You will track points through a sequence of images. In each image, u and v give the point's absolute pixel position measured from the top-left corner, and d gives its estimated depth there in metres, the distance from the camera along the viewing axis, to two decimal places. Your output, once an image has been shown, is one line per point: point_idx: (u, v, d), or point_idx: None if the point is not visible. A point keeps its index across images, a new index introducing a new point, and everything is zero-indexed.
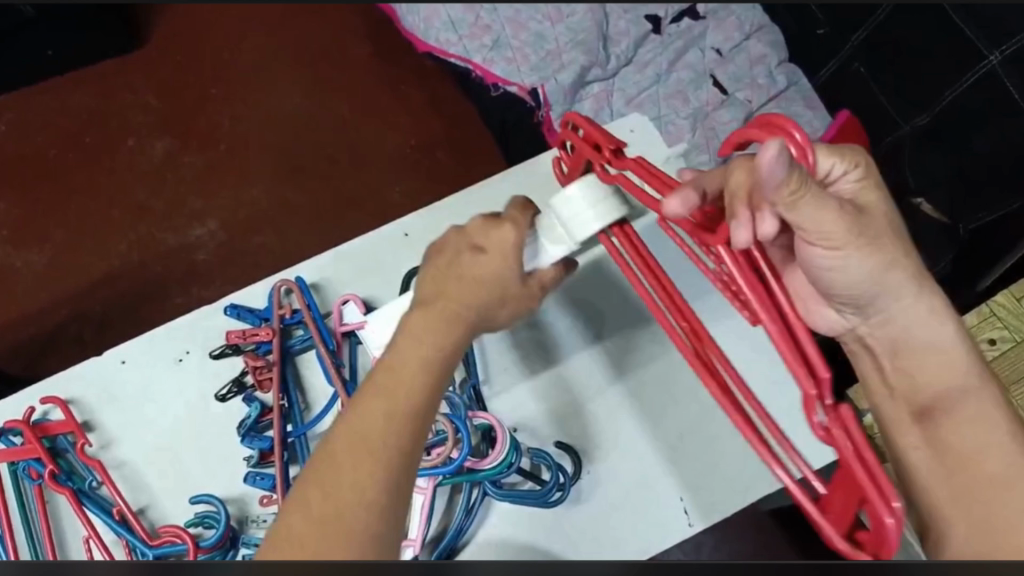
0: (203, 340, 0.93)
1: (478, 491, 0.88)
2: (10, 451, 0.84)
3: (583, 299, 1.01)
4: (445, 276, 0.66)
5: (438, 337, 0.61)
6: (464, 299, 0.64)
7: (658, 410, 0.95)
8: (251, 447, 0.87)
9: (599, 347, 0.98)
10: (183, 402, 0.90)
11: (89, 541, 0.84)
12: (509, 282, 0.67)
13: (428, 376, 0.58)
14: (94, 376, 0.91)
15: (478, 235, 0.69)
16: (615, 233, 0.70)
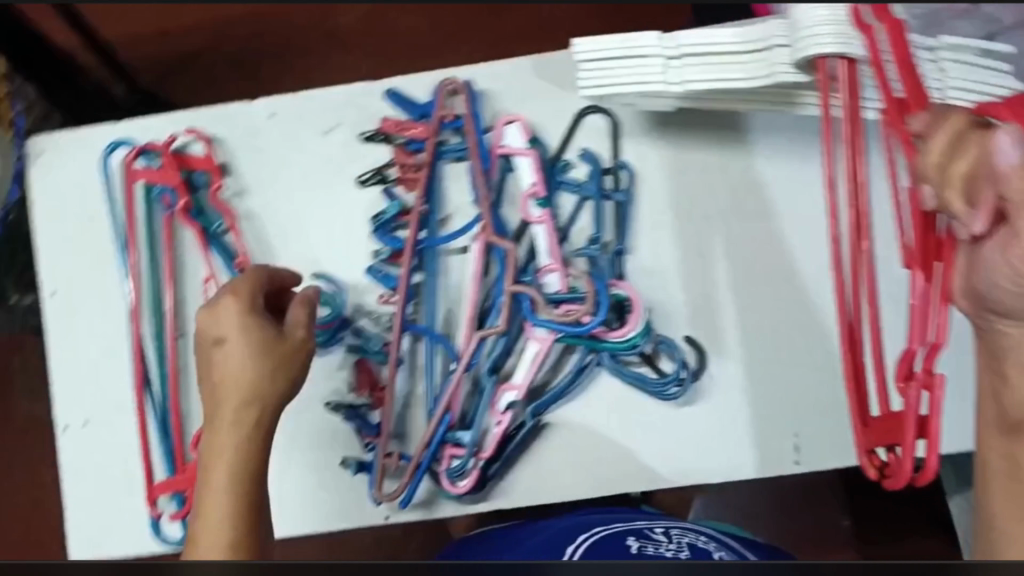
0: (355, 116, 0.85)
1: (593, 358, 0.83)
2: (150, 173, 0.82)
3: (762, 187, 0.86)
4: (209, 383, 0.72)
5: (222, 444, 0.69)
6: (222, 399, 0.71)
7: (792, 318, 0.84)
8: (382, 243, 0.84)
9: (759, 248, 0.85)
10: (321, 176, 0.85)
11: (208, 283, 0.84)
12: (246, 386, 0.71)
13: (240, 436, 0.69)
14: (241, 121, 0.86)
15: (212, 328, 0.73)
16: (841, 65, 0.66)
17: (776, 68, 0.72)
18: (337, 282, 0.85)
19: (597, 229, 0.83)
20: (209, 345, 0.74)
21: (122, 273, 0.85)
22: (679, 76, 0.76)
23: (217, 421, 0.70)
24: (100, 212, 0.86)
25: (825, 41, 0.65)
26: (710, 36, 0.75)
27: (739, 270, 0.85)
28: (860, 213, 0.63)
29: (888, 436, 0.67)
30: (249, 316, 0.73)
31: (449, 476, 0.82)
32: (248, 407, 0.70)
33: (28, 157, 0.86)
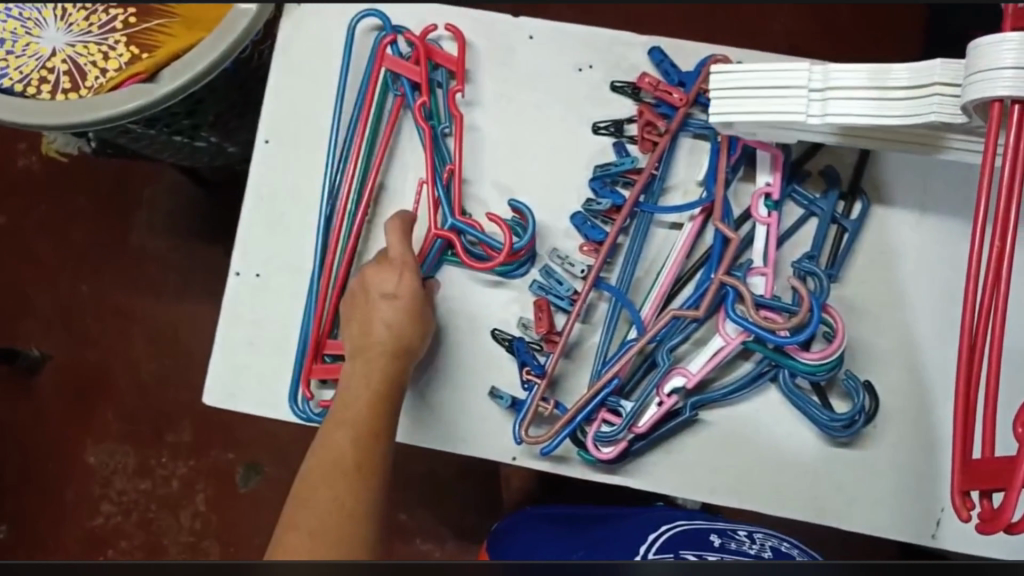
0: (611, 64, 0.85)
1: (771, 371, 0.81)
2: (399, 61, 0.82)
3: (893, 222, 0.84)
4: (363, 326, 0.79)
5: (359, 391, 0.75)
6: (377, 344, 0.77)
7: (909, 372, 0.83)
8: (600, 193, 0.83)
9: (878, 284, 0.84)
10: (557, 110, 0.85)
11: (422, 187, 0.84)
12: (398, 336, 0.77)
13: (371, 397, 0.75)
14: (500, 33, 0.85)
15: (376, 279, 0.79)
16: (1011, 109, 0.53)
17: (931, 107, 0.60)
18: (527, 213, 0.82)
19: (815, 248, 0.82)
20: (372, 297, 0.79)
21: (337, 141, 0.84)
22: (822, 109, 0.65)
23: (357, 374, 0.77)
24: (334, 77, 0.85)
25: (1002, 84, 0.52)
26: (856, 72, 0.63)
27: (860, 302, 0.84)
28: (1005, 250, 0.53)
29: (989, 481, 0.55)
30: (412, 274, 0.79)
31: (596, 440, 0.81)
32: (386, 374, 0.77)
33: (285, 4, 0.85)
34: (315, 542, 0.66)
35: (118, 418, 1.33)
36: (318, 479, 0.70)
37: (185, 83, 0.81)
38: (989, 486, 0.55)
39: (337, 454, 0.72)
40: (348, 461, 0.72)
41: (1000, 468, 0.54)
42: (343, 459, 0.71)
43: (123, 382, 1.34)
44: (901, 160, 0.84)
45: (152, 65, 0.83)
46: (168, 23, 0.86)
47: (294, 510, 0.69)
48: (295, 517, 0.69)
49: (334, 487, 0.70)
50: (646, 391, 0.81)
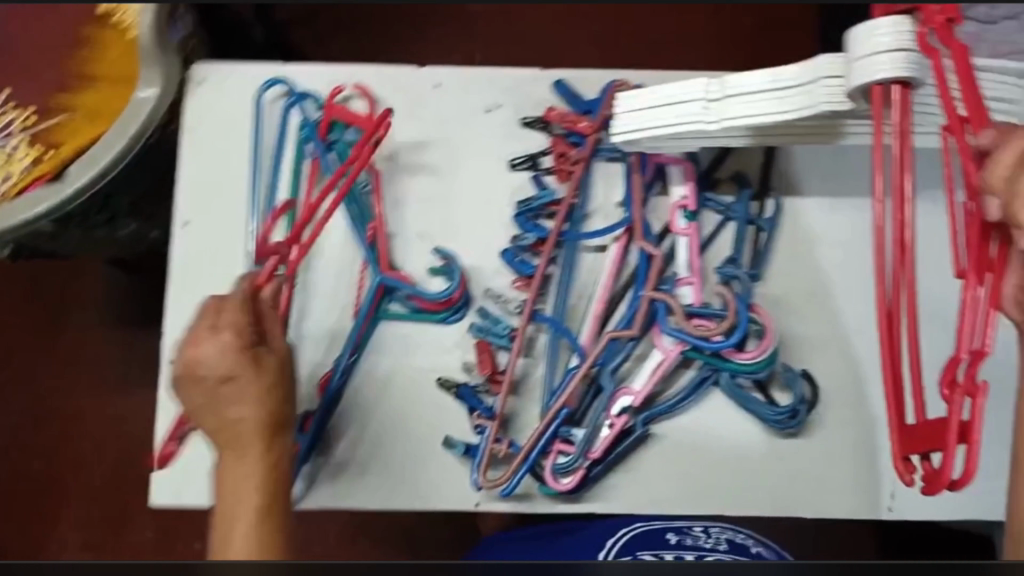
0: (519, 102, 0.87)
1: (713, 376, 0.84)
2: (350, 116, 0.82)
3: (811, 212, 0.88)
4: (216, 411, 0.71)
5: (237, 479, 0.69)
6: (238, 427, 0.70)
7: (840, 355, 0.86)
8: (525, 229, 0.85)
9: (813, 277, 0.87)
10: (469, 153, 0.86)
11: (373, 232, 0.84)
12: (260, 409, 0.71)
13: (252, 476, 0.69)
14: (407, 87, 0.87)
15: (208, 357, 0.71)
16: (894, 93, 0.59)
17: (821, 99, 0.64)
18: (453, 257, 0.84)
19: (735, 252, 0.85)
20: (213, 381, 0.70)
21: (257, 214, 0.84)
22: (720, 114, 0.70)
23: (230, 462, 0.70)
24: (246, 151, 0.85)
25: (884, 66, 0.58)
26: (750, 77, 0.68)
27: (794, 298, 0.87)
28: (905, 231, 0.60)
29: (920, 444, 0.63)
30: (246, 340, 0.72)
31: (554, 471, 0.82)
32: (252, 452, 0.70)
33: (188, 84, 0.85)
34: None
35: (73, 520, 1.28)
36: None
37: (91, 179, 0.80)
38: (923, 447, 0.64)
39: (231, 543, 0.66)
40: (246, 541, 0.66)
41: (933, 430, 0.63)
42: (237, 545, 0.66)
43: (72, 485, 1.29)
44: (804, 153, 0.88)
45: (57, 162, 0.82)
46: (69, 118, 0.86)
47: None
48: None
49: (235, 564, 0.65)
50: (596, 415, 0.83)
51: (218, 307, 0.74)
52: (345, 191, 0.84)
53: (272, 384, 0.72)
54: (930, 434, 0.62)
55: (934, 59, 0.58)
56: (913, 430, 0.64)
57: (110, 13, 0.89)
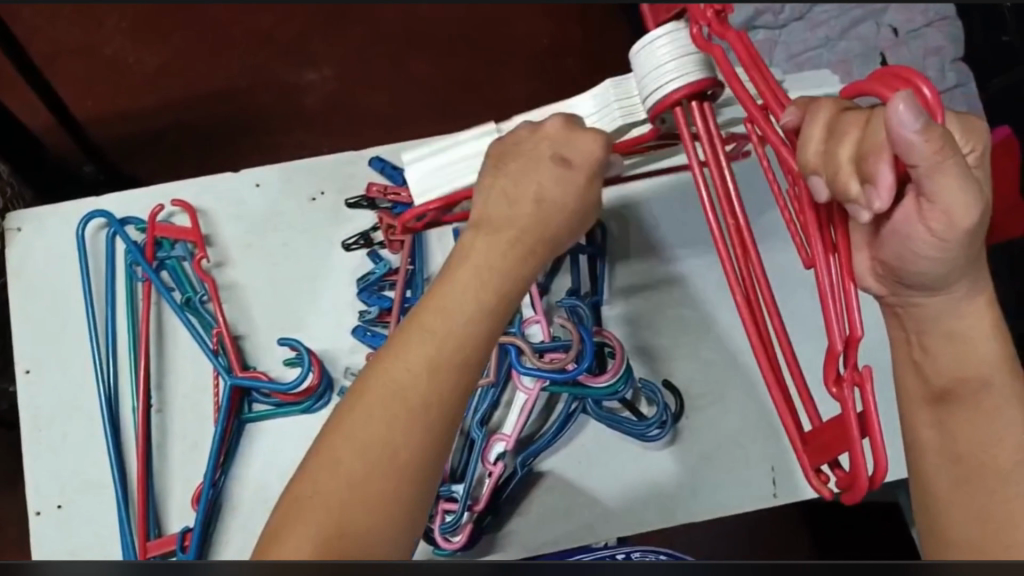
0: (341, 184, 0.90)
1: (578, 404, 0.86)
2: (178, 229, 0.85)
3: (661, 226, 0.93)
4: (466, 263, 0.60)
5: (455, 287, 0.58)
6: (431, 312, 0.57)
7: (703, 356, 0.89)
8: (368, 303, 0.86)
9: (676, 285, 0.92)
10: (301, 242, 0.88)
11: (219, 335, 0.84)
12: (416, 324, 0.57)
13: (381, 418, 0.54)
14: (229, 192, 0.89)
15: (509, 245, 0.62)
16: (692, 105, 0.61)
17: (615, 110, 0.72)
18: (299, 345, 0.83)
19: (574, 283, 0.88)
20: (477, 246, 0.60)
21: (101, 344, 0.84)
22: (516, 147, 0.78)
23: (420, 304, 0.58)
24: (78, 283, 0.85)
25: (673, 76, 0.61)
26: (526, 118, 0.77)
27: (657, 310, 0.91)
28: (740, 226, 0.59)
29: (831, 449, 0.60)
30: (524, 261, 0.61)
31: (443, 532, 0.81)
32: (524, 263, 0.60)
33: (6, 233, 0.86)
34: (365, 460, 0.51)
35: None
36: (551, 161, 0.63)
37: None
38: (836, 448, 0.60)
39: (513, 184, 0.63)
40: (525, 203, 0.62)
41: (834, 431, 0.60)
42: (537, 194, 0.62)
43: None
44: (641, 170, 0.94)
45: None
46: None
47: (298, 487, 0.51)
48: (509, 193, 0.63)
49: (490, 259, 0.60)
50: (474, 468, 0.84)
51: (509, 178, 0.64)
52: (183, 304, 0.84)
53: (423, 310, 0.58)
54: (832, 437, 0.59)
55: (716, 53, 0.57)
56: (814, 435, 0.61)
57: None
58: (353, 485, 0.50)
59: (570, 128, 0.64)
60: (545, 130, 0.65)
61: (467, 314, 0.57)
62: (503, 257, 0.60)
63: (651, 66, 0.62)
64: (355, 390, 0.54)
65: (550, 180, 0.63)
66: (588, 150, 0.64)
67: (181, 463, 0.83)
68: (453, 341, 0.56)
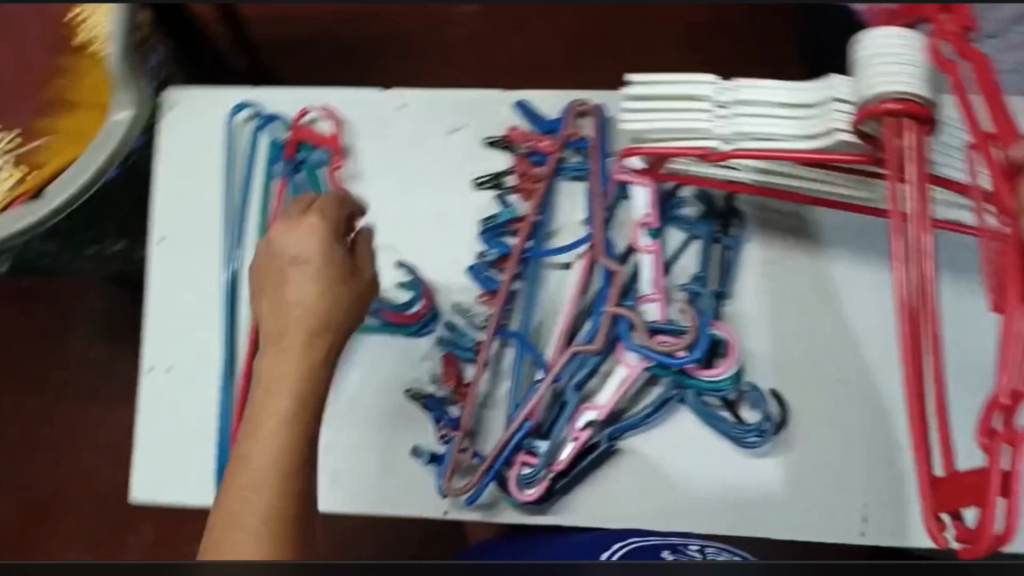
0: (481, 121, 0.88)
1: (677, 392, 0.84)
2: (320, 136, 0.85)
3: (814, 231, 0.87)
4: (268, 268, 0.74)
5: (281, 384, 0.67)
6: (287, 353, 0.68)
7: (820, 377, 0.85)
8: (488, 246, 0.85)
9: (812, 297, 0.87)
10: (432, 173, 0.87)
11: None
12: (297, 301, 0.70)
13: (280, 465, 0.62)
14: (372, 107, 0.88)
15: (291, 241, 0.73)
16: (907, 123, 0.58)
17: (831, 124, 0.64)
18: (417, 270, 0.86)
19: (700, 270, 0.84)
20: (286, 263, 0.72)
21: (231, 231, 0.86)
22: (731, 125, 0.67)
23: (276, 358, 0.68)
24: (218, 169, 0.88)
25: (898, 84, 0.58)
26: (761, 91, 0.67)
27: (787, 318, 0.86)
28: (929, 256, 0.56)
29: (953, 500, 0.58)
30: (334, 240, 0.73)
31: (517, 483, 0.83)
32: (315, 341, 0.69)
33: (160, 108, 0.88)
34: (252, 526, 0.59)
35: (77, 530, 1.24)
36: (298, 271, 0.71)
37: (66, 199, 0.83)
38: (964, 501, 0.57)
39: (284, 294, 0.71)
40: (296, 309, 0.70)
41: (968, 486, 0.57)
42: (305, 291, 0.71)
43: (80, 497, 1.25)
44: None
45: (36, 183, 0.86)
46: (49, 142, 0.89)
47: (211, 552, 0.58)
48: (279, 300, 0.71)
49: (288, 361, 0.68)
50: (561, 429, 0.84)
51: (309, 207, 0.75)
52: None
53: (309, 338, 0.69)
54: (964, 489, 0.57)
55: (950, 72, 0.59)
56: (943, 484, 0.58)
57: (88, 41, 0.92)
58: (266, 519, 0.59)
59: (291, 221, 0.73)
60: (316, 205, 0.75)
61: (274, 414, 0.65)
62: (321, 291, 0.70)
63: (878, 72, 0.59)
64: (227, 488, 0.62)
65: (303, 236, 0.73)
66: (323, 255, 0.71)
67: None
68: (277, 444, 0.63)
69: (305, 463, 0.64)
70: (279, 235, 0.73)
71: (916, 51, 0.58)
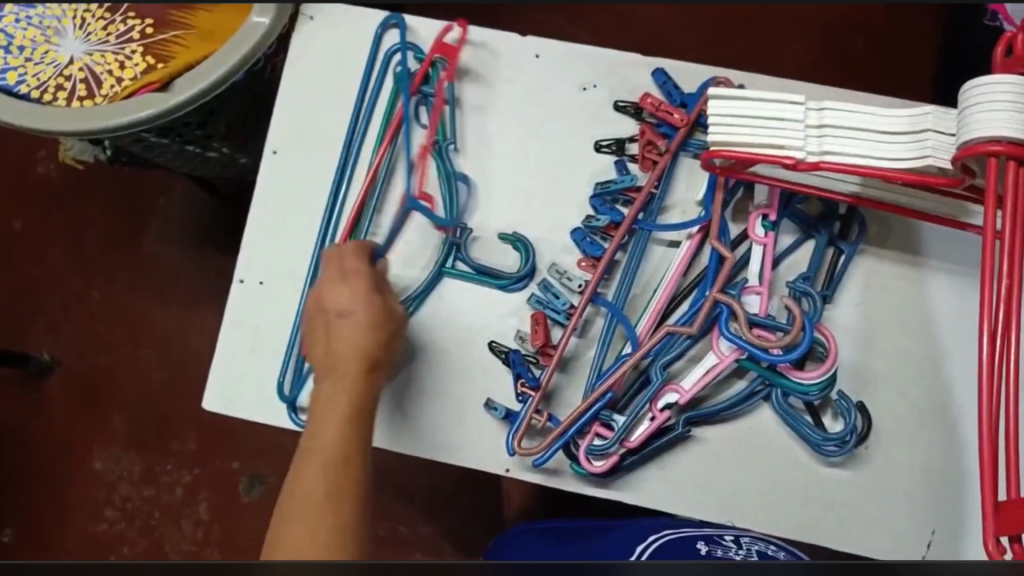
0: (614, 84, 0.87)
1: (764, 389, 0.82)
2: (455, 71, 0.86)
3: (931, 250, 0.86)
4: (322, 322, 0.76)
5: (336, 404, 0.71)
6: (330, 387, 0.73)
7: (911, 397, 0.84)
8: (598, 211, 0.84)
9: (918, 316, 0.85)
10: (556, 128, 0.87)
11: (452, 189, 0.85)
12: (346, 332, 0.75)
13: (332, 483, 0.66)
14: (507, 53, 0.88)
15: (336, 297, 0.76)
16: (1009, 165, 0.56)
17: (927, 150, 0.62)
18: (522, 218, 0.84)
19: (810, 270, 0.83)
20: (331, 314, 0.76)
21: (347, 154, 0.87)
22: (818, 146, 0.65)
23: (326, 392, 0.73)
24: (344, 89, 0.88)
25: (1002, 125, 0.56)
26: (852, 114, 0.65)
27: (886, 331, 0.85)
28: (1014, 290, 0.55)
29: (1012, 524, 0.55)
30: (376, 294, 0.77)
31: (588, 453, 0.82)
32: (366, 376, 0.74)
33: (298, 18, 0.89)
34: (308, 538, 0.63)
35: (125, 425, 1.26)
36: (344, 320, 0.75)
37: (196, 92, 0.84)
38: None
39: (331, 339, 0.75)
40: (343, 347, 0.74)
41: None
42: (351, 340, 0.74)
43: (131, 394, 1.26)
44: None
45: (165, 74, 0.86)
46: (183, 34, 0.89)
47: (277, 532, 0.64)
48: (330, 343, 0.75)
49: (343, 387, 0.73)
50: (639, 406, 0.82)
51: (345, 273, 0.78)
52: (432, 143, 0.86)
53: (359, 364, 0.74)
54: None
55: None
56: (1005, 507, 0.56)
57: None
58: (328, 495, 0.66)
59: (342, 278, 0.77)
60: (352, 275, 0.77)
61: (333, 423, 0.70)
62: (364, 330, 0.75)
63: (982, 116, 0.56)
64: (285, 501, 0.66)
65: (343, 293, 0.76)
66: (366, 305, 0.76)
67: None
68: (328, 466, 0.67)
69: (363, 453, 0.70)
70: (325, 293, 0.77)
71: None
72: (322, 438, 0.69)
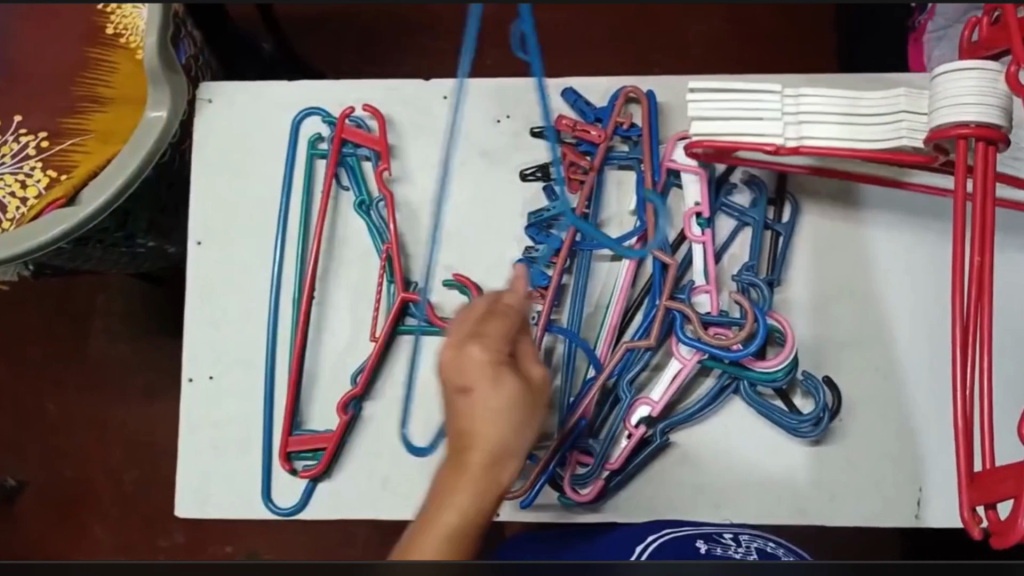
0: (528, 111, 0.86)
1: (732, 384, 0.82)
2: (364, 135, 0.84)
3: (864, 213, 0.87)
4: (457, 377, 0.63)
5: (463, 490, 0.58)
6: (476, 466, 0.60)
7: (873, 362, 0.85)
8: (536, 241, 0.83)
9: (864, 279, 0.86)
10: (477, 165, 0.86)
11: (387, 251, 0.83)
12: (510, 440, 0.61)
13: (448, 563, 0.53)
14: (415, 99, 0.87)
15: (470, 367, 0.62)
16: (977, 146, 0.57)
17: (902, 132, 0.65)
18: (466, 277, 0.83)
19: (752, 258, 0.84)
20: (451, 391, 0.63)
21: (277, 231, 0.85)
22: (797, 132, 0.66)
23: (453, 487, 0.59)
24: (260, 168, 0.87)
25: (968, 109, 0.57)
26: (829, 99, 0.66)
27: (837, 302, 0.86)
28: (985, 266, 0.55)
29: (987, 493, 0.55)
30: (506, 369, 0.63)
31: (573, 483, 0.81)
32: (485, 471, 0.60)
33: (197, 103, 0.87)
34: None
35: (107, 532, 1.22)
36: (471, 403, 0.62)
37: (107, 199, 0.82)
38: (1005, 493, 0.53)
39: (461, 424, 0.62)
40: (487, 419, 0.61)
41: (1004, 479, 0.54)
42: (490, 419, 0.61)
43: (106, 500, 1.23)
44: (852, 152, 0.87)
45: (70, 188, 0.84)
46: (82, 141, 0.86)
47: None
48: (459, 427, 0.62)
49: (463, 488, 0.58)
50: (615, 426, 0.82)
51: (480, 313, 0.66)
52: (360, 206, 0.85)
53: (497, 441, 0.61)
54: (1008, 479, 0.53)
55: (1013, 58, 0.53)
56: (981, 477, 0.56)
57: (119, 33, 0.90)
58: None
59: (472, 331, 0.64)
60: (474, 347, 0.63)
61: (439, 526, 0.56)
62: (503, 410, 0.62)
63: (952, 104, 0.57)
64: None
65: (490, 396, 0.62)
66: (515, 385, 0.63)
67: (334, 355, 0.85)
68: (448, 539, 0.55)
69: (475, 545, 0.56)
70: (451, 360, 0.63)
71: (988, 80, 0.57)
72: (434, 524, 0.56)
